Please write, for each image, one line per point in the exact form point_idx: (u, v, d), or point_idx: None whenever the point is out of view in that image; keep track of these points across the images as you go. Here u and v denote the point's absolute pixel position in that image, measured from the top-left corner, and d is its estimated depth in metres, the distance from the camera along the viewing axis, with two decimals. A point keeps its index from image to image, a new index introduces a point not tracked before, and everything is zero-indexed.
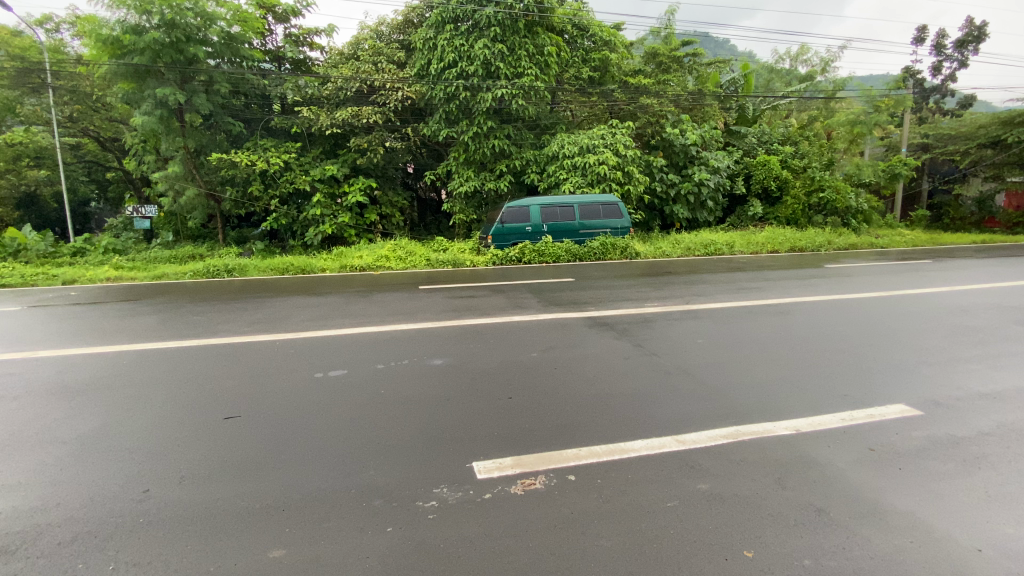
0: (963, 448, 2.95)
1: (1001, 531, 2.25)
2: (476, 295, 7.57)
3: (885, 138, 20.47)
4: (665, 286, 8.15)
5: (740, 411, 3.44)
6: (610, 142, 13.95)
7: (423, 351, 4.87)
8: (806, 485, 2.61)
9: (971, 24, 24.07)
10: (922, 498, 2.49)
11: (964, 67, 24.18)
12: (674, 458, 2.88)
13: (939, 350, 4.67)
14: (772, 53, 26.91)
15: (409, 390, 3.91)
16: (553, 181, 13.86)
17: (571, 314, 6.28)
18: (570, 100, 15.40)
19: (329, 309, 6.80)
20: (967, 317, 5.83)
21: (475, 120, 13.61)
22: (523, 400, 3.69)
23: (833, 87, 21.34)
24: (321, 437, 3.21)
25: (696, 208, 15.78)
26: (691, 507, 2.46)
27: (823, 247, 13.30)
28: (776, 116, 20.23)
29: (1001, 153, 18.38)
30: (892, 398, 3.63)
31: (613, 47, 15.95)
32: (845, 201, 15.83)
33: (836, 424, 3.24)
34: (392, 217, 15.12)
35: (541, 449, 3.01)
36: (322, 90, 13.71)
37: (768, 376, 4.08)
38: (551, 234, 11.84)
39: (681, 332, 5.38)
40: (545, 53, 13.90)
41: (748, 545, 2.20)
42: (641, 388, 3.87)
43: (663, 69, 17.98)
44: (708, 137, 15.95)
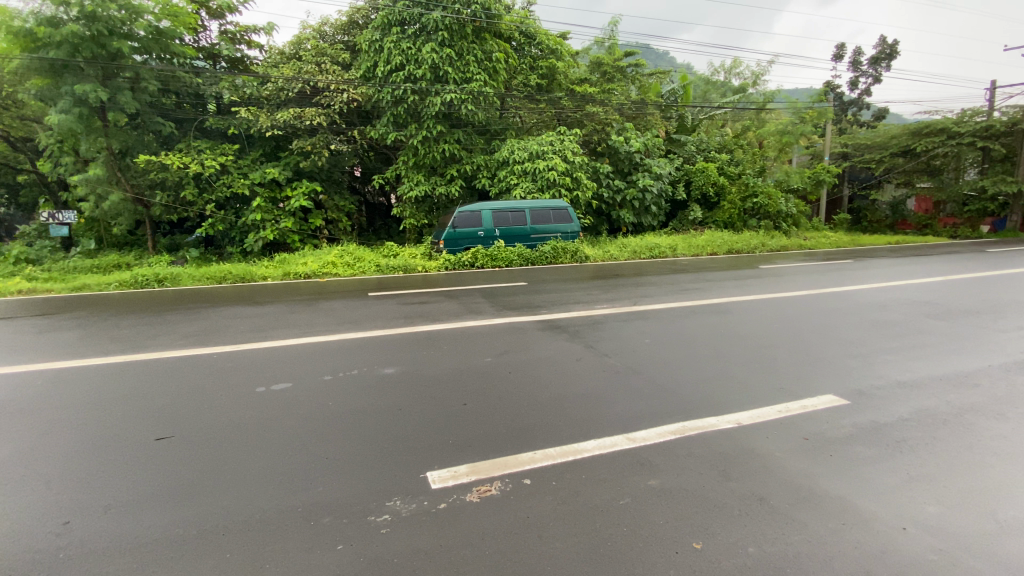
0: (885, 434, 3.20)
1: (921, 510, 2.45)
2: (427, 301, 7.46)
3: (810, 147, 22.05)
4: (614, 288, 8.36)
5: (686, 407, 3.59)
6: (558, 148, 14.19)
7: (375, 360, 4.74)
8: (749, 476, 2.75)
9: (884, 43, 26.42)
10: (851, 482, 2.68)
11: (877, 82, 26.54)
12: (625, 457, 2.95)
13: (862, 344, 5.06)
14: (708, 66, 28.47)
15: (360, 401, 3.79)
16: (504, 186, 14.00)
17: (525, 318, 6.30)
18: (519, 106, 15.56)
19: (272, 320, 6.48)
20: (884, 312, 6.35)
21: (425, 124, 13.47)
22: (477, 405, 3.67)
23: (763, 99, 22.81)
24: (265, 453, 3.06)
25: (642, 213, 16.34)
26: (642, 503, 2.53)
27: (757, 249, 14.18)
28: (713, 125, 21.37)
29: (911, 161, 20.25)
30: (823, 389, 3.90)
31: (560, 56, 16.38)
32: (777, 206, 16.89)
33: (773, 416, 3.44)
34: (339, 222, 14.69)
35: (496, 454, 3.00)
36: (261, 90, 13.13)
37: (713, 372, 4.27)
38: (504, 238, 11.87)
39: (630, 333, 5.54)
40: (493, 59, 13.98)
41: (697, 537, 2.29)
42: (593, 390, 3.94)
43: (608, 78, 18.60)
44: (651, 145, 16.51)
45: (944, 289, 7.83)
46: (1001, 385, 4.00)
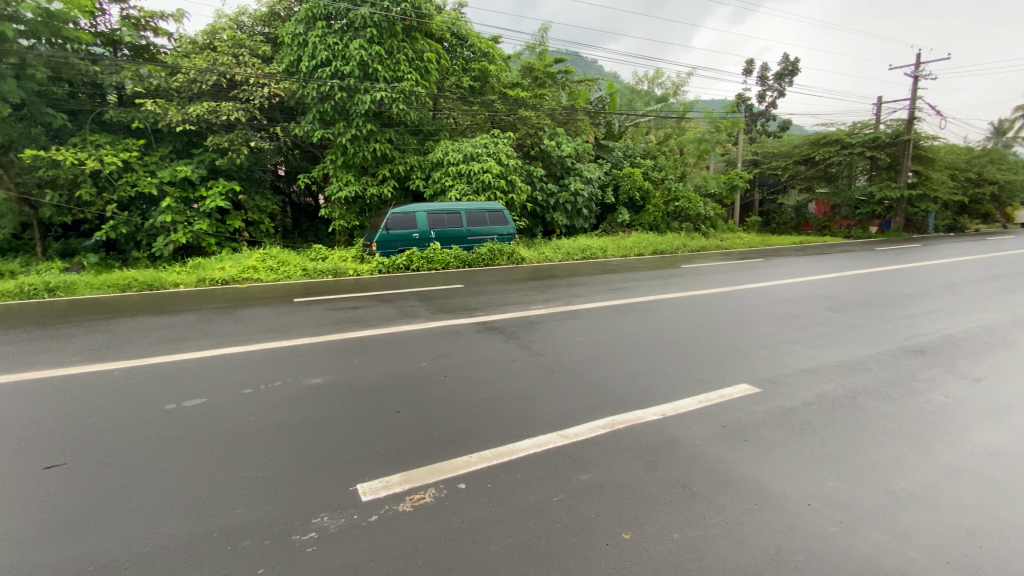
0: (792, 418, 3.50)
1: (823, 486, 2.69)
2: (359, 306, 7.19)
3: (726, 154, 23.73)
4: (549, 289, 8.53)
5: (615, 402, 3.73)
6: (493, 151, 14.23)
7: (302, 370, 4.50)
8: (673, 464, 2.89)
9: (787, 61, 28.97)
10: (763, 464, 2.90)
11: (781, 96, 29.04)
12: (558, 454, 3.01)
13: (772, 335, 5.50)
14: (633, 75, 29.82)
15: (284, 415, 3.59)
16: (439, 188, 13.86)
17: (460, 320, 6.25)
18: (452, 108, 15.50)
19: (183, 330, 5.97)
20: (790, 306, 6.95)
21: (354, 122, 13.05)
22: (412, 412, 3.59)
23: (684, 109, 24.22)
24: (176, 475, 2.82)
25: (574, 216, 16.78)
26: (574, 498, 2.59)
27: (680, 250, 15.06)
28: (638, 132, 22.40)
29: (811, 169, 22.38)
30: (739, 379, 4.20)
31: (492, 59, 16.49)
32: (696, 209, 18.03)
33: (694, 406, 3.65)
34: (261, 224, 13.83)
35: (430, 461, 2.95)
36: (170, 81, 12.10)
37: (641, 367, 4.46)
38: (439, 240, 11.72)
39: (564, 332, 5.66)
40: (425, 59, 13.77)
41: (627, 527, 2.37)
42: (528, 390, 3.98)
43: (539, 84, 18.96)
44: (581, 150, 17.00)
45: (840, 285, 8.69)
46: (887, 368, 4.49)
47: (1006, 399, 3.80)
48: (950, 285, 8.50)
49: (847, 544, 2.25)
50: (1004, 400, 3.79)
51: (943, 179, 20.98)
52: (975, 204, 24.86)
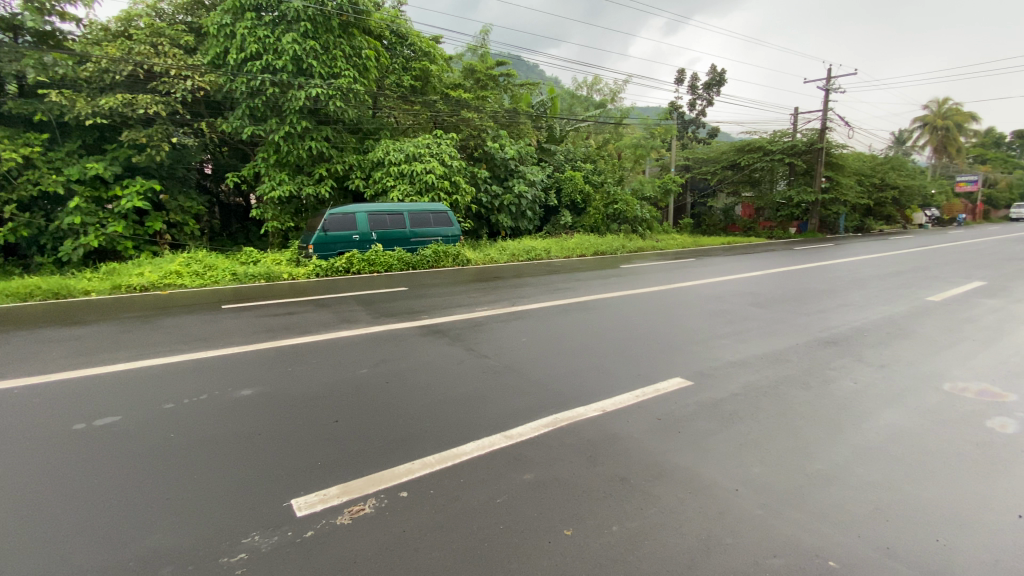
0: (722, 408, 3.72)
1: (750, 471, 2.87)
2: (295, 312, 6.88)
3: (660, 159, 24.86)
4: (494, 290, 8.55)
5: (558, 400, 3.80)
6: (435, 151, 14.08)
7: (231, 381, 4.25)
8: (612, 459, 2.98)
9: (715, 71, 30.74)
10: (695, 453, 3.06)
11: (710, 104, 30.78)
12: (503, 455, 3.02)
13: (704, 331, 5.81)
14: (573, 80, 30.53)
15: (213, 429, 3.37)
16: (380, 188, 13.53)
17: (403, 324, 6.12)
18: (392, 107, 15.17)
19: (94, 342, 5.46)
20: (720, 303, 7.38)
21: (287, 119, 12.50)
22: (352, 420, 3.49)
23: (621, 115, 25.08)
24: (84, 501, 2.57)
25: (519, 217, 16.94)
26: (517, 498, 2.62)
27: (619, 251, 15.60)
28: (579, 136, 22.97)
29: (737, 173, 23.96)
30: (674, 373, 4.41)
31: (433, 59, 16.36)
32: (634, 212, 18.73)
33: (631, 400, 3.79)
34: (185, 226, 12.92)
35: (370, 470, 2.87)
36: (79, 70, 11.01)
37: (582, 365, 4.57)
38: (381, 242, 11.43)
39: (508, 332, 5.69)
40: (363, 56, 13.39)
41: (568, 524, 2.41)
42: (473, 392, 3.97)
43: (481, 86, 19.04)
44: (524, 152, 17.17)
45: (764, 282, 9.33)
46: (805, 358, 4.87)
47: (904, 383, 4.23)
48: (858, 281, 9.35)
49: (771, 524, 2.41)
50: (902, 383, 4.22)
51: (852, 184, 23.03)
52: (879, 207, 27.46)
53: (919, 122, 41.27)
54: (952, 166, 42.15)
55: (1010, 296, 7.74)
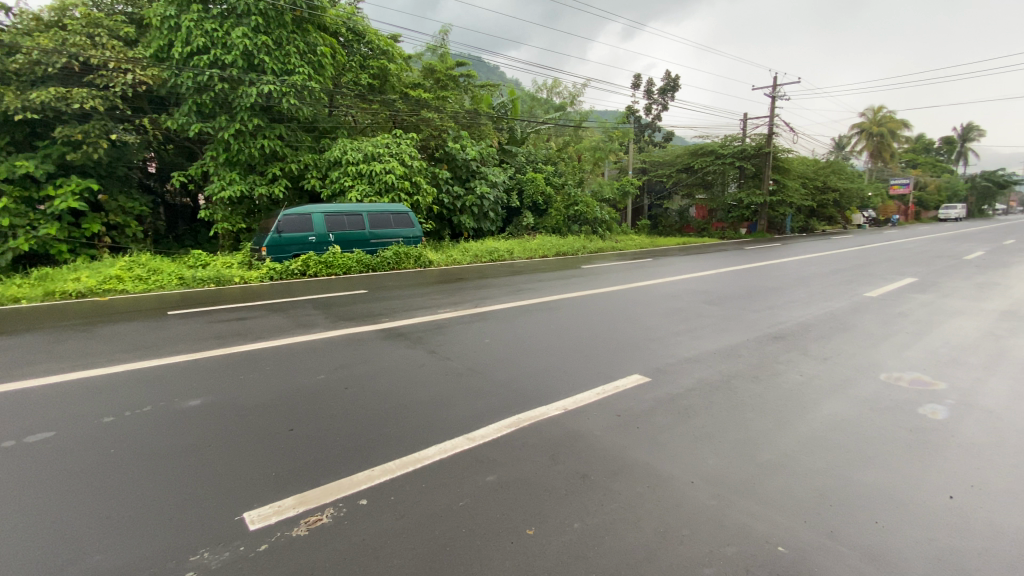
0: (678, 402, 3.83)
1: (705, 464, 2.96)
2: (248, 317, 6.61)
3: (618, 162, 25.43)
4: (456, 291, 8.50)
5: (520, 400, 3.81)
6: (395, 151, 13.87)
7: (178, 391, 4.03)
8: (573, 457, 3.02)
9: (669, 77, 31.71)
10: (653, 448, 3.13)
11: (665, 109, 31.72)
12: (464, 458, 3.00)
13: (661, 328, 5.97)
14: (533, 82, 30.78)
15: (158, 443, 3.19)
16: (337, 188, 13.20)
17: (363, 327, 5.99)
18: (349, 105, 14.84)
19: (23, 352, 5.06)
20: (676, 301, 7.61)
21: (237, 116, 12.01)
22: (309, 428, 3.38)
23: (581, 118, 25.47)
24: (11, 525, 2.37)
25: (481, 219, 16.92)
26: (480, 500, 2.61)
27: (580, 252, 15.83)
28: (540, 138, 23.17)
29: (691, 176, 24.78)
30: (632, 370, 4.51)
31: (391, 58, 16.17)
32: (594, 213, 19.07)
33: (592, 398, 3.85)
34: (126, 227, 12.17)
35: (328, 479, 2.79)
36: (6, 61, 10.22)
37: (544, 365, 4.60)
38: (339, 244, 11.15)
39: (470, 334, 5.67)
40: (318, 53, 13.04)
41: (531, 523, 2.43)
42: (434, 395, 3.92)
43: (441, 86, 18.90)
44: (486, 154, 17.14)
45: (718, 281, 9.68)
46: (755, 353, 5.08)
47: (845, 374, 4.48)
48: (803, 279, 9.84)
49: (725, 514, 2.50)
50: (843, 375, 4.47)
51: (797, 187, 24.26)
52: (822, 208, 29.04)
53: (856, 128, 43.92)
54: (886, 170, 45.05)
55: (937, 291, 8.35)
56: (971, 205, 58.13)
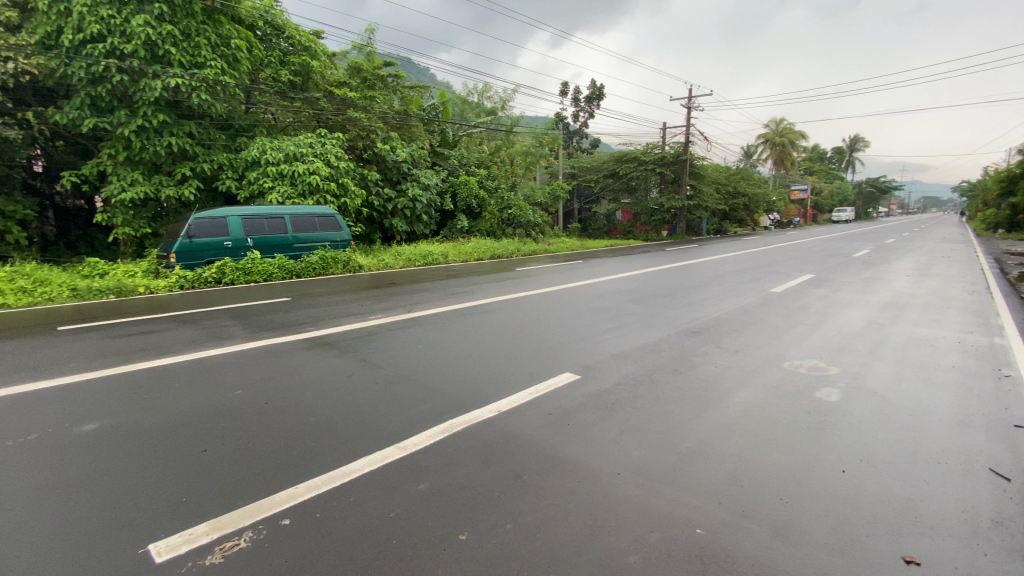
0: (606, 397, 3.98)
1: (631, 455, 3.10)
2: (153, 330, 6.04)
3: (549, 167, 26.04)
4: (388, 296, 8.30)
5: (453, 405, 3.78)
6: (319, 151, 13.29)
7: (69, 415, 3.61)
8: (506, 458, 3.04)
9: (594, 86, 32.95)
10: (583, 443, 3.23)
11: (592, 116, 32.89)
12: (396, 467, 2.93)
13: (590, 327, 6.18)
14: (463, 85, 30.78)
15: (42, 475, 2.83)
16: (256, 190, 12.43)
17: (286, 337, 5.69)
18: (269, 102, 14.00)
19: None
20: (604, 301, 7.91)
21: (139, 111, 10.99)
22: (226, 448, 3.16)
23: (512, 123, 25.83)
24: None
25: (413, 222, 16.63)
26: (412, 509, 2.55)
27: (514, 254, 15.99)
28: (472, 141, 23.14)
29: (617, 181, 25.86)
30: (563, 368, 4.63)
31: (314, 55, 15.57)
32: (527, 216, 19.35)
33: (525, 398, 3.90)
34: (5, 233, 10.75)
35: (248, 501, 2.62)
36: None
37: (476, 369, 4.60)
38: (258, 249, 10.51)
39: (402, 340, 5.56)
40: (232, 47, 12.18)
41: (463, 528, 2.41)
42: (363, 405, 3.80)
43: (368, 85, 18.38)
44: (416, 156, 16.85)
45: (643, 280, 10.17)
46: (676, 348, 5.39)
47: (754, 364, 4.87)
48: (718, 277, 10.59)
49: (649, 502, 2.62)
50: (752, 365, 4.85)
51: (712, 192, 26.05)
52: (734, 212, 31.37)
53: (761, 139, 47.87)
54: (787, 177, 49.55)
55: (830, 286, 9.29)
56: (857, 208, 65.34)
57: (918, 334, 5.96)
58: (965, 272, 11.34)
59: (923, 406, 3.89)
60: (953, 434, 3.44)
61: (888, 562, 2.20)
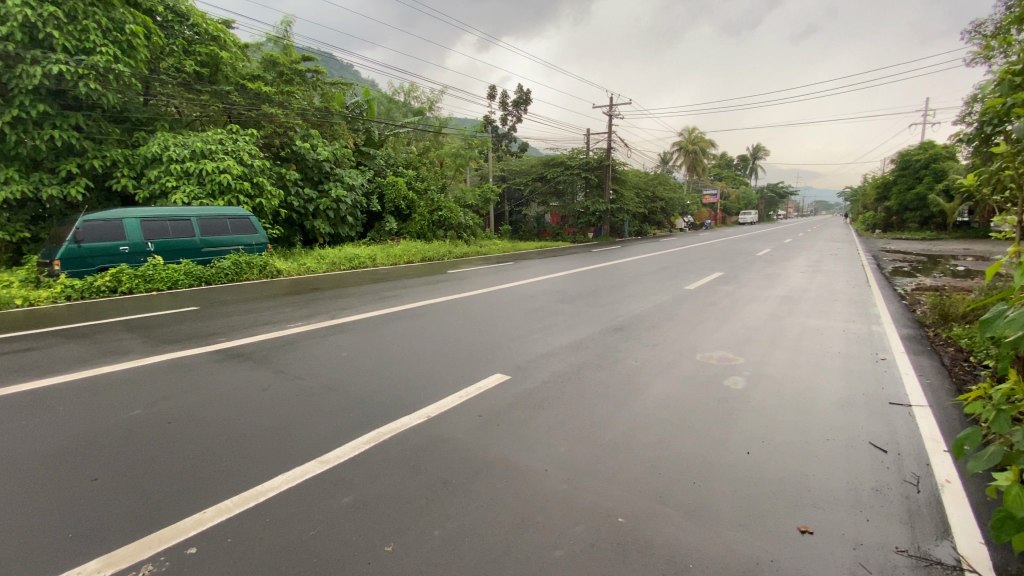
0: (534, 396, 4.05)
1: (558, 451, 3.17)
2: (32, 347, 5.34)
3: (479, 170, 26.11)
4: (310, 302, 7.91)
5: (379, 413, 3.68)
6: (230, 149, 12.40)
7: None
8: (434, 463, 3.00)
9: (521, 90, 33.46)
10: (511, 443, 3.26)
11: (520, 120, 33.40)
12: (318, 481, 2.80)
13: (519, 327, 6.27)
14: (389, 85, 30.10)
15: None
16: (157, 189, 11.38)
17: (194, 350, 5.25)
18: (171, 94, 12.77)
19: None
20: (533, 301, 8.04)
21: (14, 101, 9.70)
22: (121, 474, 2.85)
23: (440, 124, 25.63)
24: None
25: (337, 224, 15.97)
26: (334, 524, 2.45)
27: (446, 257, 15.83)
28: (399, 141, 22.65)
29: (545, 185, 26.41)
30: (492, 369, 4.66)
31: (223, 45, 14.56)
32: (458, 218, 19.22)
33: (454, 402, 3.87)
34: None
35: (148, 531, 2.38)
36: None
37: (403, 375, 4.49)
38: (161, 254, 9.63)
39: (325, 348, 5.32)
40: (128, 32, 11.01)
41: (390, 539, 2.35)
42: (282, 419, 3.59)
43: (286, 80, 17.52)
44: (340, 155, 16.20)
45: (570, 281, 10.46)
46: (600, 344, 5.59)
47: (672, 357, 5.17)
48: (639, 276, 11.16)
49: (575, 495, 2.70)
50: (670, 358, 5.15)
51: (632, 196, 27.44)
52: (654, 215, 33.18)
53: (677, 146, 51.04)
54: (700, 182, 53.17)
55: (737, 282, 10.08)
56: (762, 212, 71.42)
57: (811, 325, 6.61)
58: (849, 269, 12.75)
59: (815, 390, 4.32)
60: (840, 413, 3.85)
61: (786, 533, 2.42)
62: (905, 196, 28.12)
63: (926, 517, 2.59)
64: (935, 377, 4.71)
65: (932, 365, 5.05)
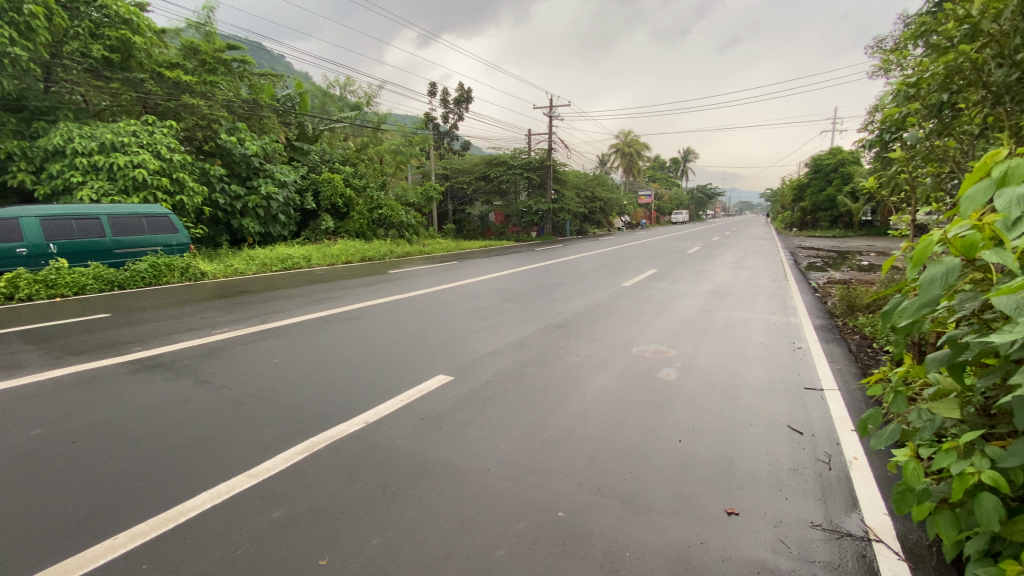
0: (477, 396, 4.03)
1: (499, 450, 3.17)
2: None
3: (420, 167, 25.66)
4: (239, 306, 7.44)
5: (314, 421, 3.52)
6: (147, 142, 11.44)
7: None
8: (372, 470, 2.91)
9: (462, 88, 33.22)
10: (453, 445, 3.23)
11: (461, 118, 33.15)
12: (245, 497, 2.64)
13: (461, 327, 6.21)
14: (323, 77, 28.87)
15: None
16: (59, 184, 10.38)
17: (104, 361, 4.79)
18: (76, 81, 11.63)
19: None
20: (475, 300, 8.01)
21: None
22: (13, 502, 2.55)
23: (379, 120, 24.90)
24: None
25: (268, 222, 15.15)
26: (264, 541, 2.32)
27: (387, 256, 15.44)
28: (335, 137, 21.82)
29: (488, 184, 26.39)
30: (434, 371, 4.59)
31: (137, 29, 13.33)
32: (399, 217, 18.79)
33: (394, 407, 3.77)
34: None
35: (47, 562, 2.15)
36: None
37: (340, 380, 4.32)
38: (65, 256, 8.72)
39: (255, 354, 5.03)
40: (26, 12, 9.91)
41: (324, 552, 2.26)
42: (206, 431, 3.35)
43: (209, 69, 16.46)
44: (270, 149, 15.34)
45: (513, 279, 10.50)
46: (542, 342, 5.66)
47: (610, 352, 5.32)
48: (579, 274, 11.38)
49: (516, 493, 2.71)
50: (608, 353, 5.28)
51: (573, 196, 28.02)
52: (594, 214, 34.07)
53: (614, 147, 52.65)
54: (637, 183, 55.13)
55: (671, 279, 10.54)
56: (694, 211, 75.21)
57: (737, 317, 7.03)
58: (769, 265, 13.67)
59: (741, 379, 4.59)
60: (763, 400, 4.11)
61: (714, 516, 2.55)
62: (818, 197, 30.66)
63: (836, 493, 2.82)
64: (844, 363, 5.14)
65: (841, 352, 5.52)
